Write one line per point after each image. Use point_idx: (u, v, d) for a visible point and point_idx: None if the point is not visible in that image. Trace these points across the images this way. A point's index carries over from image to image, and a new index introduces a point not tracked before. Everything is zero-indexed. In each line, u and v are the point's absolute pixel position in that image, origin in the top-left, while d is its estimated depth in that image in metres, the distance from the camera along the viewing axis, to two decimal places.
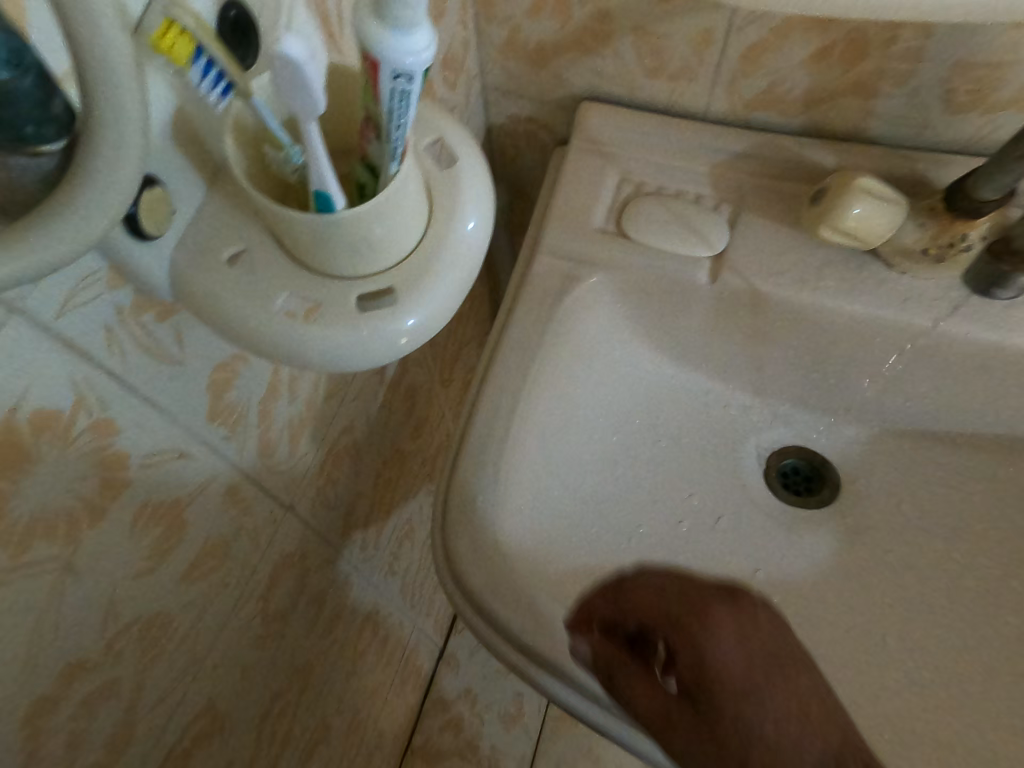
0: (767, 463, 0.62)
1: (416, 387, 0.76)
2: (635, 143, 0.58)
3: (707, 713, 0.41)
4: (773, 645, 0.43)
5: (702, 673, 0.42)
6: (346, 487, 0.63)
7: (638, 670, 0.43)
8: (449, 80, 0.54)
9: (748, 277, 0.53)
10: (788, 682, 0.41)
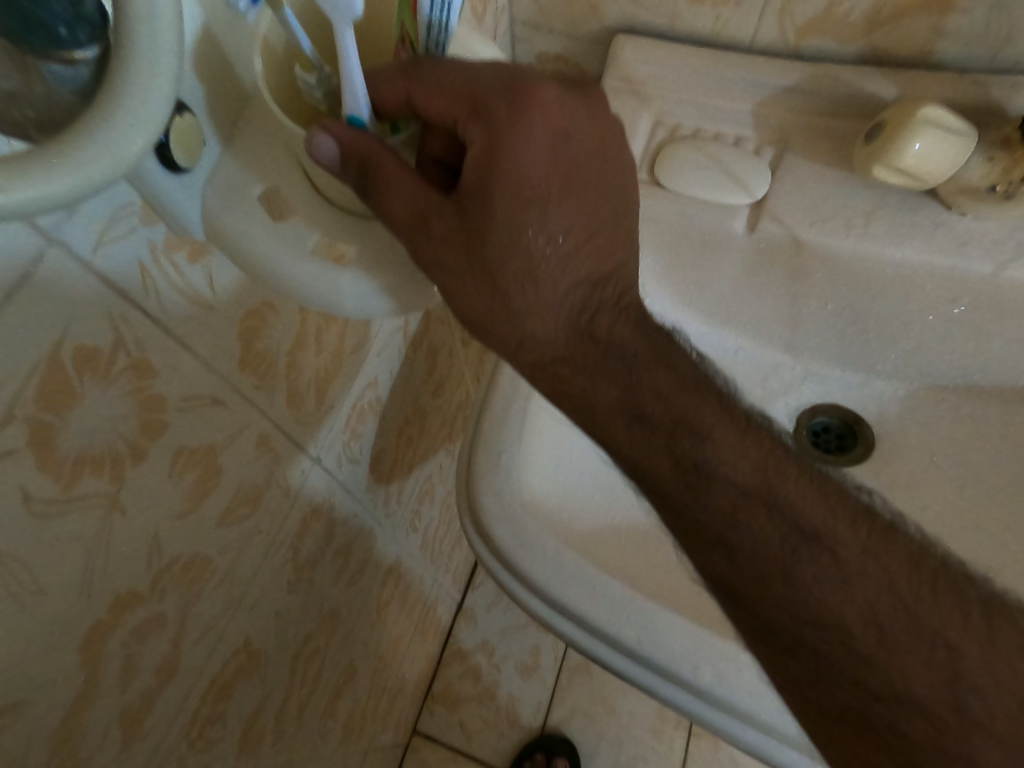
0: (798, 420, 0.61)
1: (439, 344, 0.76)
2: (673, 80, 0.54)
3: (478, 218, 0.32)
4: (581, 144, 0.34)
5: (485, 174, 0.31)
6: (372, 442, 0.64)
7: (394, 160, 0.29)
8: (477, 12, 0.50)
9: (787, 225, 0.52)
10: (577, 193, 0.34)
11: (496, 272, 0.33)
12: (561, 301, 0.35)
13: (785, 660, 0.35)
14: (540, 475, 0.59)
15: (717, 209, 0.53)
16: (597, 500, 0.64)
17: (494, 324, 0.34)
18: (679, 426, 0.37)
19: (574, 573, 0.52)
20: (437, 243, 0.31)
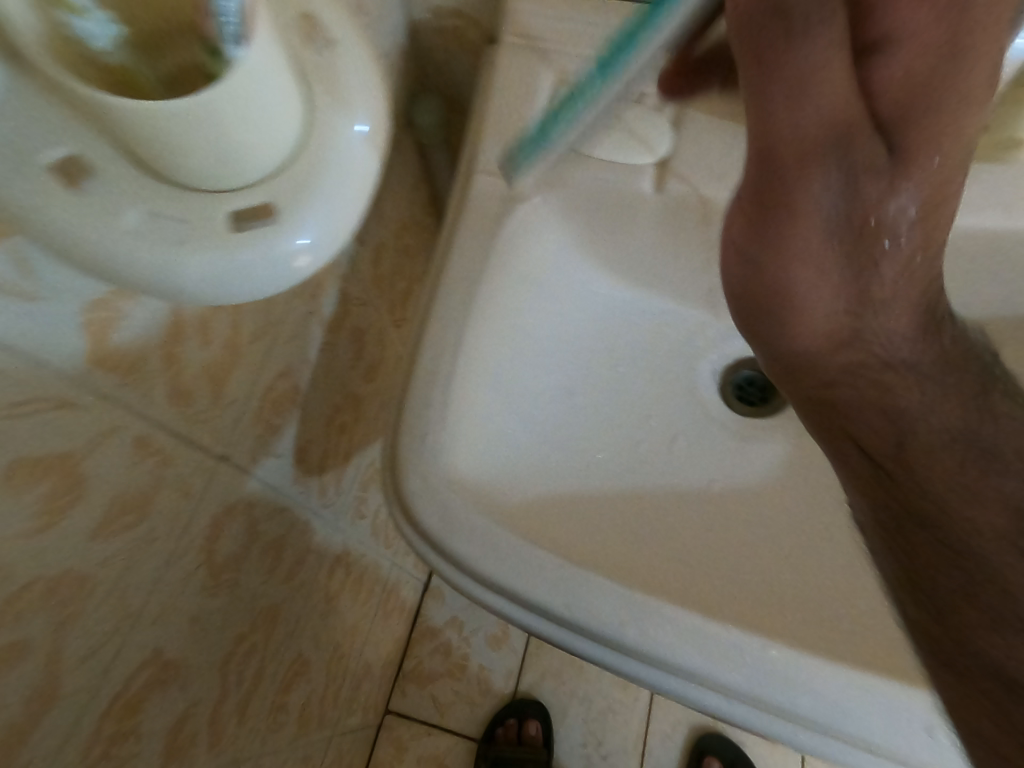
0: (721, 376, 0.74)
1: (365, 327, 0.73)
2: (575, 34, 0.54)
3: (873, 162, 0.30)
4: (974, 61, 0.31)
5: (903, 103, 0.31)
6: (292, 434, 0.60)
7: (840, 55, 0.28)
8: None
9: (691, 184, 0.58)
10: (958, 144, 0.31)
11: (838, 228, 0.31)
12: (904, 281, 0.33)
13: (984, 634, 0.34)
14: (470, 450, 0.59)
15: (623, 167, 0.58)
16: (534, 472, 0.64)
17: (814, 286, 0.33)
18: (953, 441, 0.36)
19: (503, 548, 0.52)
20: (835, 179, 0.30)
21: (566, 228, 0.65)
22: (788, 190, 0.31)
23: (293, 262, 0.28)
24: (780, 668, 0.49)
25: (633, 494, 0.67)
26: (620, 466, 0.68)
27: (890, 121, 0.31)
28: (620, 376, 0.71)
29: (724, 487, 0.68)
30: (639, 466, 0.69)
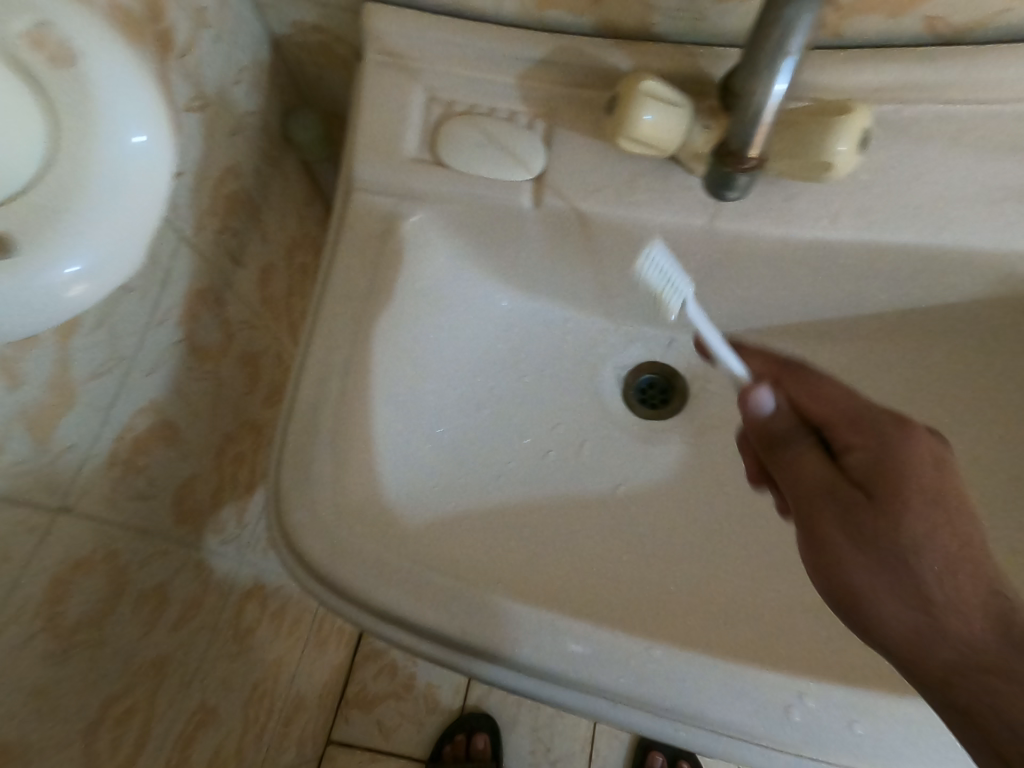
0: (624, 380, 0.71)
1: (259, 352, 0.66)
2: (438, 53, 0.53)
3: (872, 497, 0.40)
4: (937, 485, 0.40)
5: (879, 466, 0.41)
6: (168, 471, 0.55)
7: (798, 453, 0.44)
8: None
9: (568, 199, 0.54)
10: (949, 528, 0.39)
11: (868, 548, 0.40)
12: (960, 587, 0.38)
13: None
14: (382, 479, 0.53)
15: (499, 184, 0.55)
16: (442, 492, 0.60)
17: (876, 600, 0.40)
18: None
19: (394, 570, 0.46)
20: (837, 521, 0.41)
21: (455, 245, 0.62)
22: (822, 540, 0.41)
23: (64, 291, 0.32)
24: (698, 673, 0.44)
25: (543, 503, 0.63)
26: (530, 472, 0.64)
27: (862, 466, 0.42)
28: (528, 385, 0.69)
29: (630, 489, 0.65)
30: (548, 475, 0.65)
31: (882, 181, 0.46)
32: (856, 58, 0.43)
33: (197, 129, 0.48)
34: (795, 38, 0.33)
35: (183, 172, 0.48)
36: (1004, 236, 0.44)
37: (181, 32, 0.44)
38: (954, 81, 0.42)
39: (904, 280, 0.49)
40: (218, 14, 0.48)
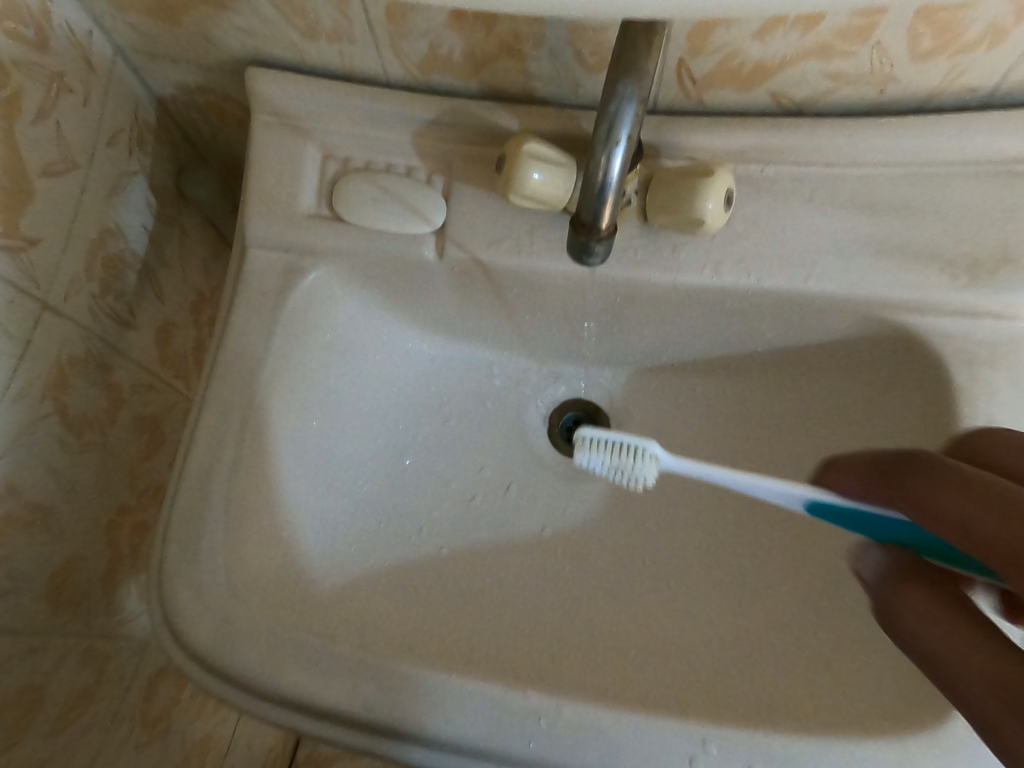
0: (550, 420, 0.64)
1: (163, 416, 0.62)
2: (327, 113, 0.52)
3: None
4: None
5: None
6: (38, 555, 0.51)
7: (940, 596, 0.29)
8: (19, 36, 0.43)
9: (470, 249, 0.53)
10: None
11: None
12: None
13: None
14: (286, 549, 0.50)
15: (402, 237, 0.53)
16: (357, 549, 0.55)
17: None
18: None
19: (286, 646, 0.44)
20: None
21: (366, 298, 0.59)
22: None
23: None
24: (605, 732, 0.41)
25: (471, 556, 0.57)
26: (453, 525, 0.59)
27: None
28: (453, 434, 0.63)
29: (557, 531, 0.59)
30: (475, 525, 0.59)
31: (753, 231, 0.48)
32: (714, 124, 0.47)
33: (61, 194, 0.47)
34: (623, 124, 0.34)
35: (43, 239, 0.46)
36: (868, 284, 0.46)
37: (35, 100, 0.45)
38: (801, 145, 0.46)
39: (793, 323, 0.51)
40: (84, 82, 0.48)
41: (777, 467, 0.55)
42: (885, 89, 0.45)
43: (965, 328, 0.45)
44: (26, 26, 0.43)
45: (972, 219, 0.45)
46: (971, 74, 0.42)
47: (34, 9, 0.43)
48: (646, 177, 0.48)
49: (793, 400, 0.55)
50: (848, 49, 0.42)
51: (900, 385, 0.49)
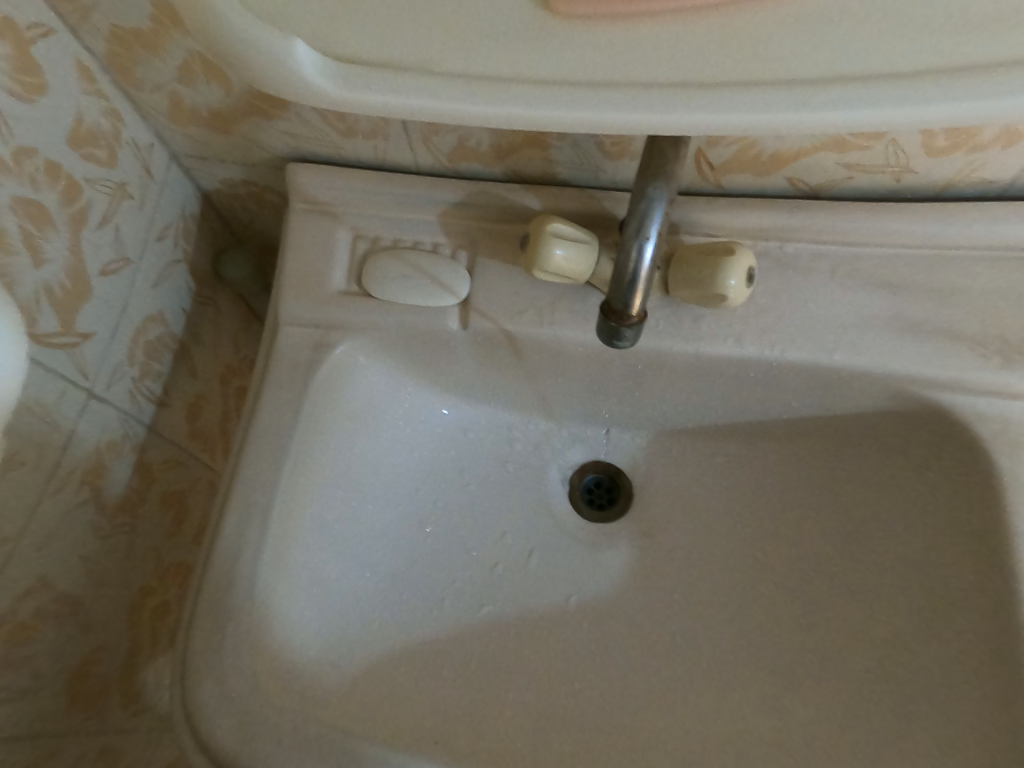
0: (570, 483, 0.61)
1: (187, 489, 0.62)
2: (361, 199, 0.55)
3: None
4: None
5: None
6: (60, 651, 0.51)
7: None
8: (91, 155, 0.47)
9: (494, 322, 0.53)
10: None
11: None
12: None
13: None
14: (305, 630, 0.48)
15: (425, 310, 0.54)
16: (378, 629, 0.52)
17: None
18: None
19: (305, 745, 0.42)
20: None
21: (389, 367, 0.58)
22: None
23: None
24: None
25: (497, 636, 0.53)
26: (474, 596, 0.55)
27: None
28: (476, 499, 0.60)
29: (584, 603, 0.55)
30: (499, 600, 0.55)
31: (776, 305, 0.48)
32: (733, 205, 0.49)
33: (113, 290, 0.51)
34: (652, 221, 0.39)
35: (95, 334, 0.50)
36: (895, 360, 0.46)
37: (99, 209, 0.49)
38: (820, 225, 0.47)
39: (818, 395, 0.50)
40: (144, 187, 0.53)
41: (817, 542, 0.52)
42: (902, 178, 0.46)
43: (1000, 409, 0.44)
44: (98, 146, 0.48)
45: (997, 302, 0.45)
46: (982, 169, 0.44)
47: (104, 131, 0.48)
48: (668, 253, 0.48)
49: (828, 473, 0.53)
50: (864, 145, 0.44)
51: (939, 461, 0.48)
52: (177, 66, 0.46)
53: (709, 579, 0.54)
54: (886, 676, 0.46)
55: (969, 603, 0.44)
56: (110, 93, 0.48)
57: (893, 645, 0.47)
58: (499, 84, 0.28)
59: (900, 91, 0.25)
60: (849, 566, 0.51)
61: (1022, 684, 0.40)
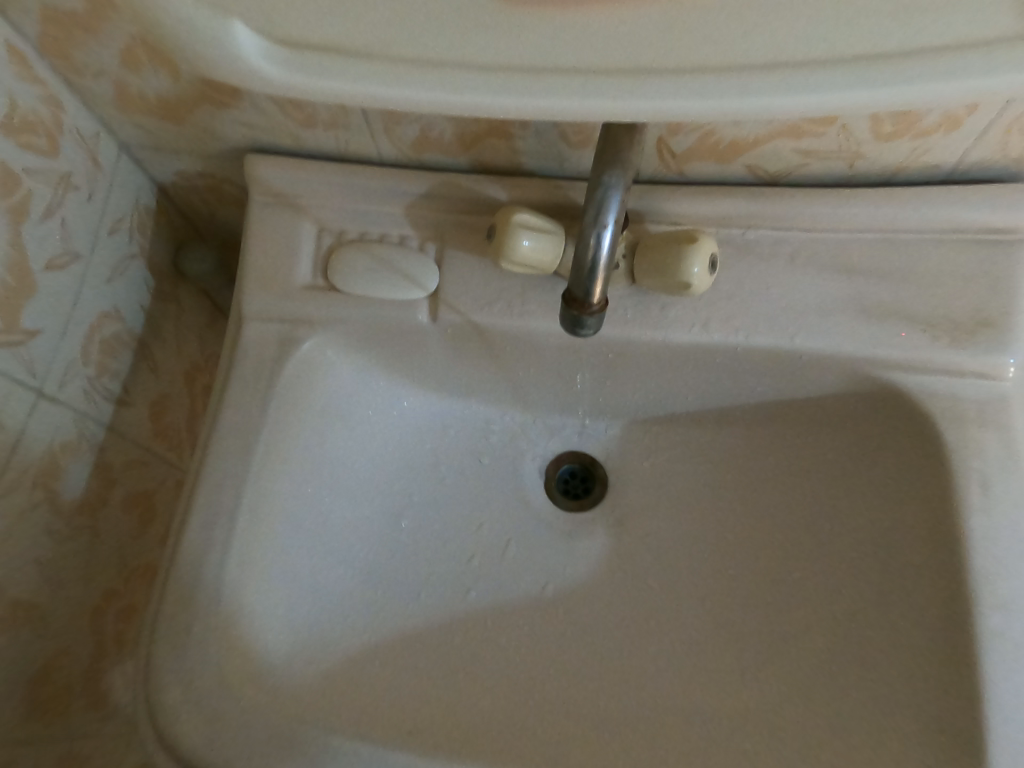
0: (544, 472, 0.62)
1: (153, 491, 0.60)
2: (322, 190, 0.54)
3: None
4: None
5: None
6: (16, 656, 0.49)
7: None
8: (35, 146, 0.46)
9: (461, 313, 0.53)
10: None
11: None
12: None
13: None
14: (276, 628, 0.48)
15: (392, 302, 0.54)
16: (351, 623, 0.52)
17: None
18: None
19: (275, 742, 0.41)
20: None
21: (359, 361, 0.57)
22: None
23: None
24: None
25: (472, 626, 0.54)
26: (450, 588, 0.55)
27: None
28: (450, 492, 0.60)
29: (558, 590, 0.56)
30: (473, 590, 0.55)
31: (738, 291, 0.49)
32: (694, 193, 0.49)
33: (62, 287, 0.50)
34: (610, 208, 0.39)
35: (42, 332, 0.48)
36: (853, 344, 0.47)
37: (43, 202, 0.47)
38: (779, 212, 0.48)
39: (781, 379, 0.51)
40: (94, 180, 0.51)
41: (782, 522, 0.54)
42: (855, 164, 0.47)
43: (953, 388, 0.46)
44: (41, 137, 0.46)
45: (949, 285, 0.46)
46: (933, 155, 0.45)
47: (48, 121, 0.47)
48: (632, 241, 0.49)
49: (794, 455, 0.55)
50: (818, 131, 0.45)
51: (896, 441, 0.49)
52: (124, 54, 0.45)
53: (681, 561, 0.55)
54: (848, 650, 0.47)
55: (923, 575, 0.45)
56: (54, 83, 0.47)
57: (855, 620, 0.48)
58: (444, 67, 0.27)
59: (836, 75, 0.25)
60: (814, 545, 0.52)
61: (971, 651, 0.41)
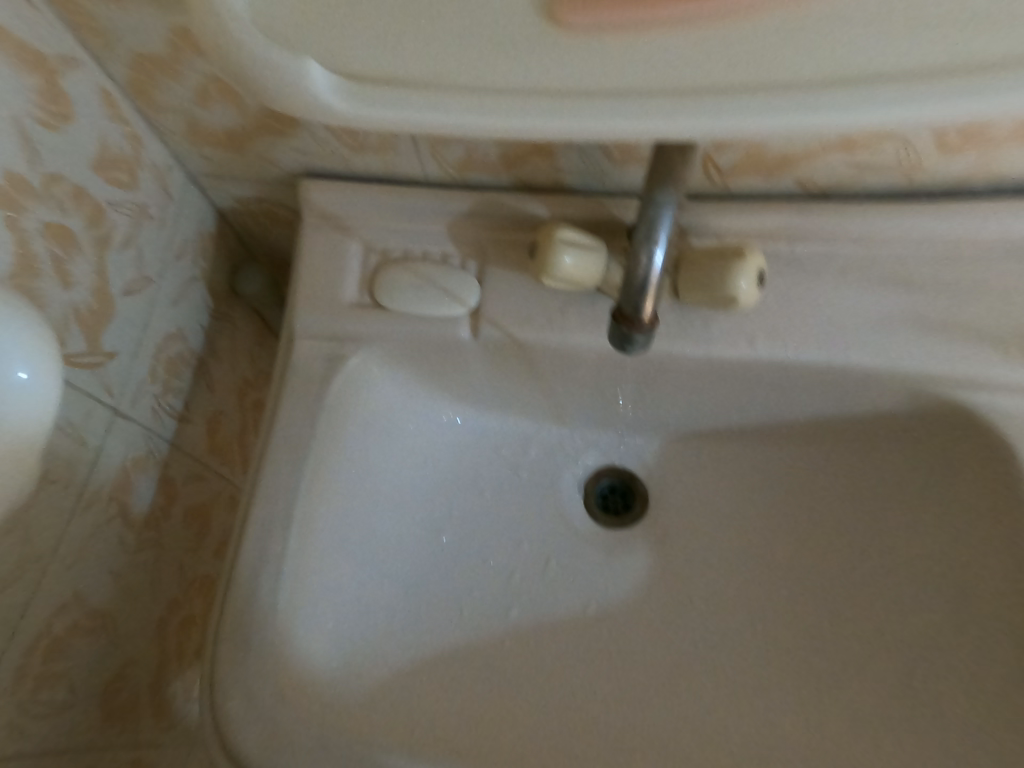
0: (585, 488, 0.61)
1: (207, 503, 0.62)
2: (371, 212, 0.55)
3: None
4: None
5: None
6: (92, 664, 0.51)
7: None
8: (113, 177, 0.49)
9: (505, 330, 0.54)
10: None
11: None
12: None
13: None
14: (327, 641, 0.49)
15: (438, 320, 0.54)
16: (397, 636, 0.52)
17: None
18: None
19: (332, 758, 0.42)
20: None
21: (404, 377, 0.59)
22: None
23: None
24: None
25: (517, 642, 0.53)
26: (493, 604, 0.55)
27: None
28: (492, 507, 0.60)
29: (603, 609, 0.55)
30: (515, 606, 0.55)
31: (788, 306, 0.48)
32: (742, 208, 0.49)
33: (134, 311, 0.52)
34: (660, 228, 0.40)
35: (118, 354, 0.51)
36: (911, 360, 0.46)
37: (119, 230, 0.50)
38: (831, 225, 0.47)
39: (834, 395, 0.50)
40: (162, 207, 0.54)
41: (837, 543, 0.52)
42: (911, 176, 0.46)
43: (1023, 407, 0.44)
44: (118, 169, 0.49)
45: (1014, 299, 0.44)
46: (997, 165, 0.44)
47: (124, 154, 0.50)
48: (678, 257, 0.49)
49: (847, 474, 0.53)
50: (872, 145, 0.44)
51: (960, 461, 0.47)
52: (193, 88, 0.47)
53: (730, 583, 0.54)
54: (913, 683, 0.45)
55: None
56: (130, 117, 0.49)
57: (923, 650, 0.46)
58: (512, 98, 0.28)
59: (916, 94, 0.25)
60: (873, 568, 0.50)
61: None
